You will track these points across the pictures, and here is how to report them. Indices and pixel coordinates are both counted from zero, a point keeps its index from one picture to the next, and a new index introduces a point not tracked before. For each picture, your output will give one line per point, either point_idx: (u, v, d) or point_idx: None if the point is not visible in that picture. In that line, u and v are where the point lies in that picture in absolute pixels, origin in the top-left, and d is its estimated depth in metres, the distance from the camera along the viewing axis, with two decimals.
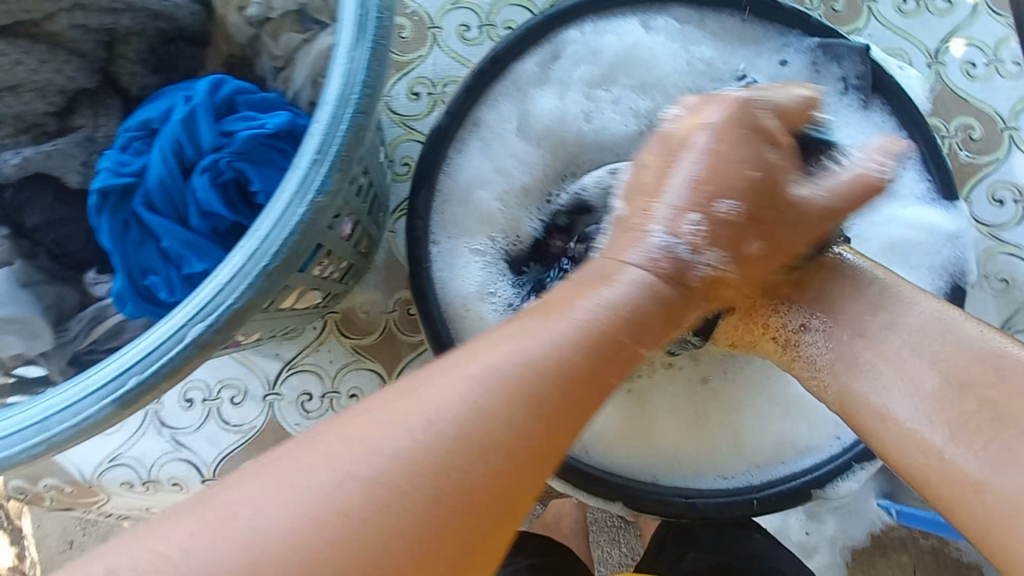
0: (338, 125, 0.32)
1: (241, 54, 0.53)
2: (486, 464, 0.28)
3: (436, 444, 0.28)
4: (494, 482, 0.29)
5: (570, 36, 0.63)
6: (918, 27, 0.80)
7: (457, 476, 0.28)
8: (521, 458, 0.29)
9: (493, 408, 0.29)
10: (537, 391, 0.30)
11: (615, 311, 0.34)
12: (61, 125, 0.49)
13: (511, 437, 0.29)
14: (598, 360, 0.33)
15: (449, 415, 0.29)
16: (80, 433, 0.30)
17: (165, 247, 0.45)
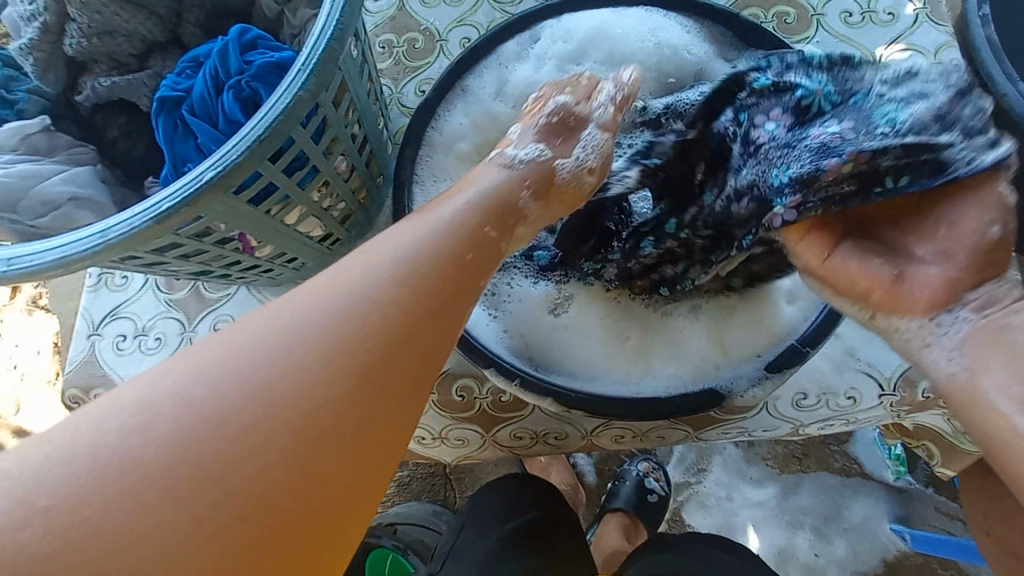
0: (312, 47, 0.45)
1: (270, 29, 0.59)
2: (266, 433, 0.35)
3: (246, 412, 0.35)
4: (312, 435, 0.36)
5: (546, 25, 0.77)
6: (861, 35, 0.91)
7: (331, 359, 0.38)
8: (387, 361, 0.40)
9: (334, 356, 0.39)
10: (382, 326, 0.41)
11: (425, 246, 0.46)
12: (140, 65, 0.56)
13: (305, 395, 0.37)
14: (451, 273, 0.46)
15: (258, 374, 0.37)
16: (128, 241, 0.43)
17: (200, 142, 0.51)
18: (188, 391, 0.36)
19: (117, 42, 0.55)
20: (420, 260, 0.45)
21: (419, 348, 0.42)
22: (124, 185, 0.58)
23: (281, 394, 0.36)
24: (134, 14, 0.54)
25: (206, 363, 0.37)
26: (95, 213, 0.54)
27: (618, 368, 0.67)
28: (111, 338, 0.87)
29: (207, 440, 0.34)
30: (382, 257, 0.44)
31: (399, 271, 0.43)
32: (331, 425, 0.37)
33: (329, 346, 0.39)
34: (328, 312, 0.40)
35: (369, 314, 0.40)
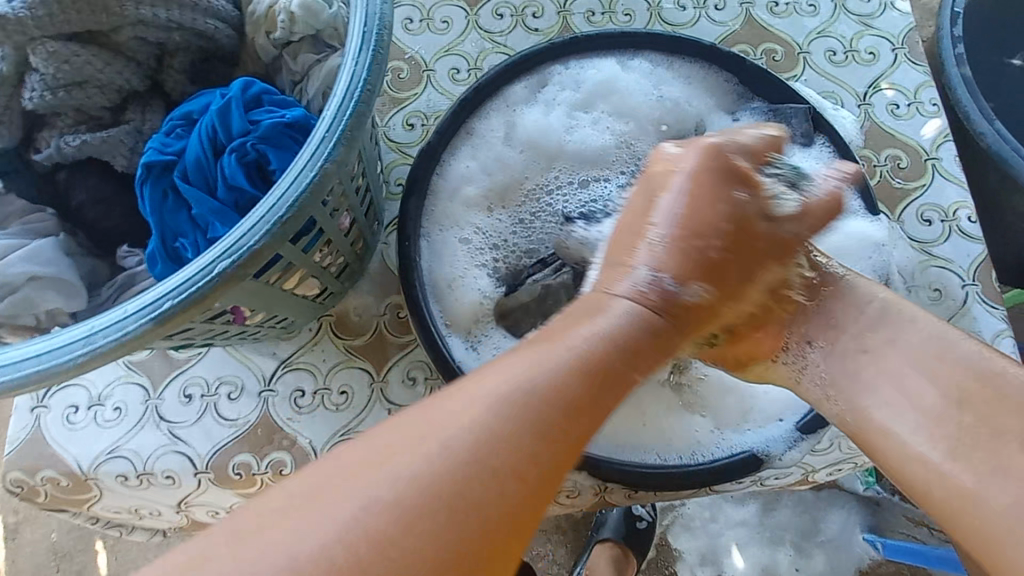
0: (334, 113, 0.41)
1: (265, 74, 0.53)
2: (427, 554, 0.31)
3: (404, 532, 0.31)
4: (454, 560, 0.31)
5: (555, 70, 0.74)
6: (847, 75, 0.92)
7: (441, 511, 0.32)
8: (543, 482, 0.35)
9: (495, 467, 0.34)
10: (537, 428, 0.36)
11: (569, 355, 0.39)
12: (115, 118, 0.49)
13: (477, 510, 0.32)
14: (595, 388, 0.39)
15: (411, 486, 0.32)
16: (121, 346, 0.36)
17: (195, 213, 0.44)
18: (342, 495, 0.32)
19: (86, 95, 0.46)
20: (545, 408, 0.36)
21: (533, 503, 0.34)
22: (91, 255, 0.50)
23: (393, 526, 0.31)
24: (109, 63, 0.46)
25: (302, 507, 0.31)
26: (59, 293, 0.46)
27: (634, 436, 0.62)
28: (60, 411, 0.76)
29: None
30: (516, 391, 0.36)
31: (532, 406, 0.36)
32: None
33: (450, 479, 0.33)
34: (471, 453, 0.34)
35: (513, 447, 0.34)
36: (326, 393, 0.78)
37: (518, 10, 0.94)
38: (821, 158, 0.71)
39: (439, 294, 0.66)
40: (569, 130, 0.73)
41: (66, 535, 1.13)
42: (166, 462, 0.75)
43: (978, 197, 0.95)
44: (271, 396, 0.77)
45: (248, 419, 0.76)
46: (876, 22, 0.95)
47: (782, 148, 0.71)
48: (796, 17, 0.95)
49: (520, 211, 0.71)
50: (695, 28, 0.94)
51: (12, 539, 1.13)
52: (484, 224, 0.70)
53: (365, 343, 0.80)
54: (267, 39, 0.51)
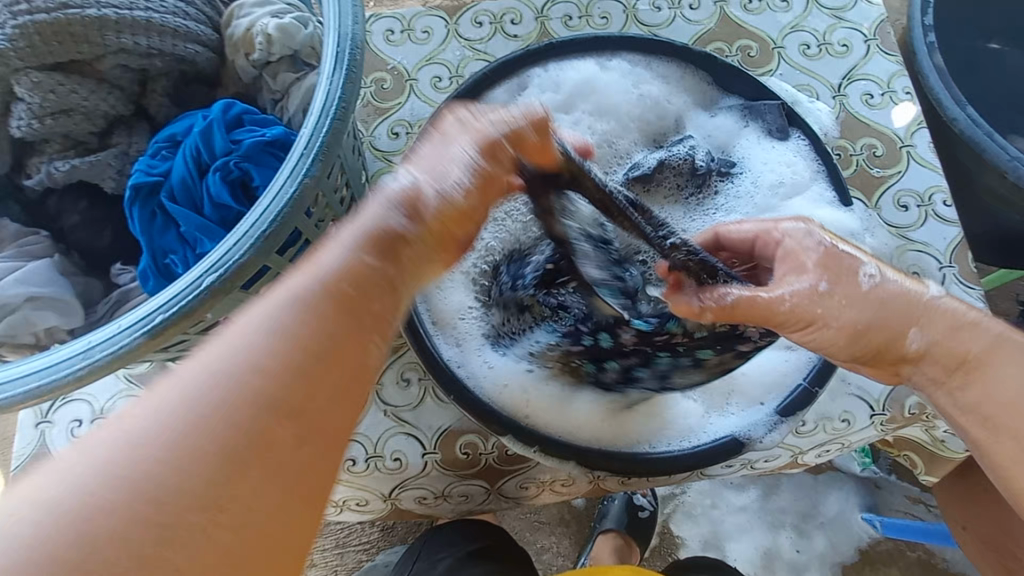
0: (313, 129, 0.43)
1: (246, 94, 0.55)
2: (179, 494, 0.33)
3: (162, 461, 0.33)
4: (235, 479, 0.34)
5: (533, 74, 0.75)
6: (821, 67, 0.94)
7: (256, 421, 0.35)
8: (276, 407, 0.36)
9: (204, 406, 0.34)
10: (246, 375, 0.36)
11: (316, 279, 0.40)
12: (101, 143, 0.51)
13: (207, 442, 0.34)
14: (321, 317, 0.39)
15: (159, 427, 0.33)
16: (114, 360, 0.38)
17: (183, 231, 0.46)
18: (133, 436, 0.33)
19: (73, 122, 0.48)
20: (302, 324, 0.38)
21: (297, 418, 0.37)
22: (86, 274, 0.52)
23: (248, 432, 0.35)
24: (94, 90, 0.48)
25: (104, 443, 0.33)
26: (55, 311, 0.48)
27: (620, 424, 0.63)
28: (64, 425, 0.78)
29: (152, 471, 0.33)
30: (277, 313, 0.38)
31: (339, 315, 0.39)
32: (249, 475, 0.35)
33: (254, 398, 0.35)
34: (229, 379, 0.35)
35: (244, 379, 0.36)
36: None
37: (496, 17, 0.96)
38: (798, 151, 0.74)
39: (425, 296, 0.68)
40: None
41: None
42: None
43: (955, 180, 0.97)
44: None
45: None
46: (848, 14, 0.97)
47: (757, 142, 0.74)
48: (770, 13, 0.97)
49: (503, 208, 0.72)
50: (670, 27, 0.96)
51: None
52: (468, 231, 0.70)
53: None
54: (246, 60, 0.53)
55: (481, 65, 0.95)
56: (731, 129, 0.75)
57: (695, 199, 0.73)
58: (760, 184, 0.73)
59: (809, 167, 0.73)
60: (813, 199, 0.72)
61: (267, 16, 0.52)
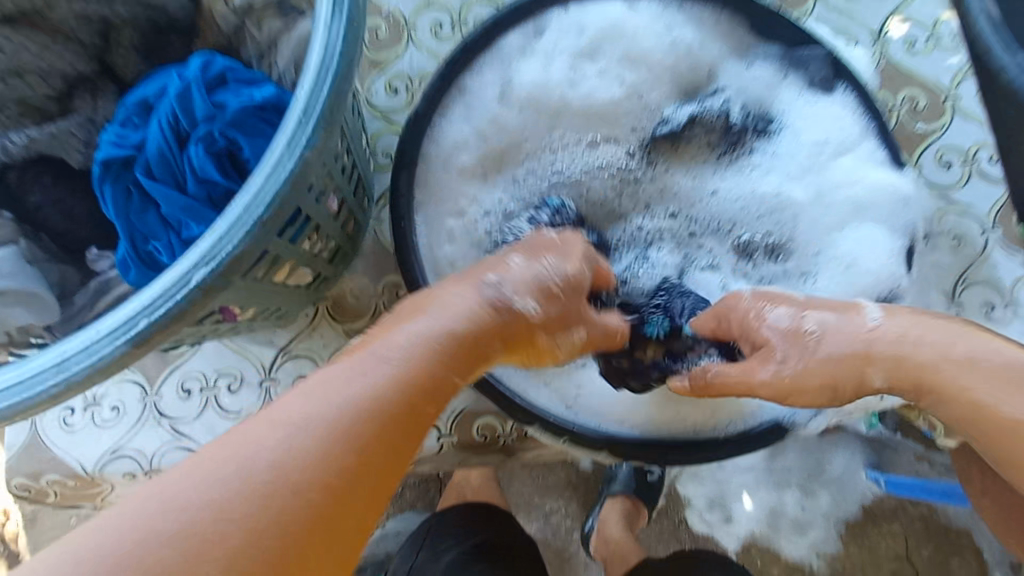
0: (314, 92, 0.36)
1: (228, 46, 0.47)
2: (268, 544, 0.29)
3: (256, 496, 0.30)
4: (313, 523, 0.31)
5: (554, 16, 0.67)
6: (861, 8, 0.86)
7: (360, 459, 0.33)
8: (375, 445, 0.34)
9: (303, 446, 0.32)
10: (351, 421, 0.34)
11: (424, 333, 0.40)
12: (62, 108, 0.45)
13: (303, 483, 0.31)
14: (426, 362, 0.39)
15: (254, 462, 0.31)
16: (97, 371, 0.33)
17: (165, 212, 0.40)
18: (216, 478, 0.30)
19: (28, 84, 0.43)
20: (394, 382, 0.37)
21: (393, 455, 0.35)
22: (60, 261, 0.46)
23: (328, 474, 0.32)
24: (48, 46, 0.42)
25: (170, 485, 0.30)
26: (26, 309, 0.43)
27: (669, 407, 0.60)
28: (55, 414, 0.74)
29: (248, 498, 0.30)
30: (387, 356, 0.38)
31: (434, 353, 0.40)
32: (338, 517, 0.32)
33: (358, 435, 0.34)
34: (335, 411, 0.34)
35: (341, 418, 0.33)
36: None
37: None
38: (844, 107, 0.65)
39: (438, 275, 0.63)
40: (570, 87, 0.67)
41: None
42: (172, 458, 0.73)
43: None
44: (272, 386, 0.75)
45: (252, 410, 0.74)
46: None
47: (797, 98, 0.67)
48: None
49: (518, 172, 0.67)
50: None
51: None
52: (484, 194, 0.67)
53: (365, 326, 0.77)
54: (227, 6, 0.45)
55: (486, 10, 0.85)
56: (769, 82, 0.67)
57: (727, 158, 0.67)
58: (800, 145, 0.66)
59: (859, 126, 0.64)
60: (865, 158, 0.64)
61: None
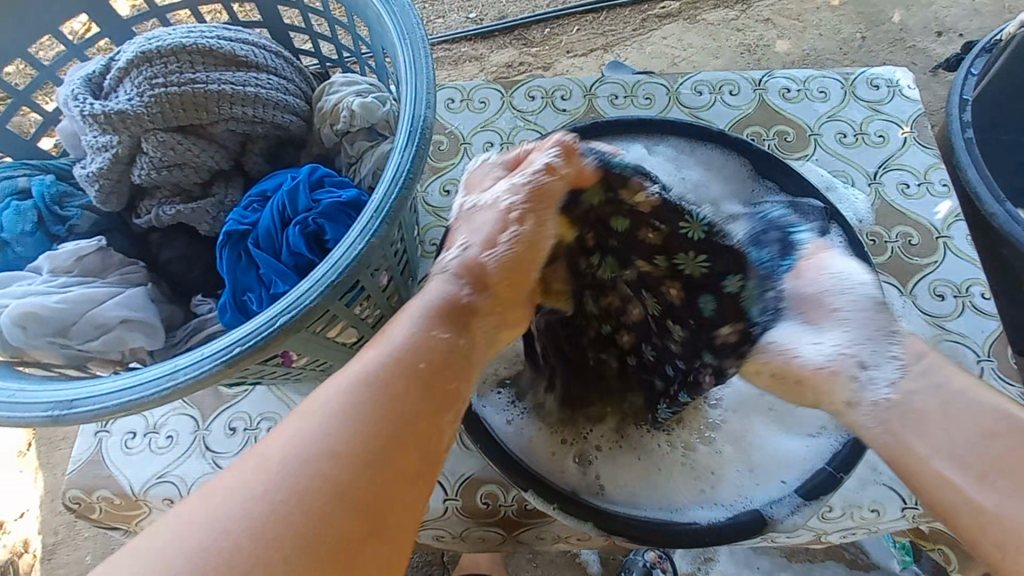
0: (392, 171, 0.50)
1: (327, 156, 0.62)
2: (331, 510, 0.40)
3: (283, 497, 0.39)
4: (348, 495, 0.41)
5: (588, 146, 0.83)
6: (857, 154, 0.97)
7: (365, 458, 0.42)
8: (380, 436, 0.44)
9: (318, 450, 0.42)
10: (373, 405, 0.45)
11: (398, 346, 0.48)
12: (202, 192, 0.58)
13: (333, 478, 0.41)
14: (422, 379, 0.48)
15: (299, 455, 0.41)
16: (196, 382, 0.43)
17: (262, 273, 0.53)
18: (263, 477, 0.40)
19: (184, 173, 0.55)
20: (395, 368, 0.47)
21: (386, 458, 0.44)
22: (170, 302, 0.59)
23: (353, 465, 0.42)
24: (206, 149, 0.55)
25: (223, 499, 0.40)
26: (142, 333, 0.55)
27: (650, 487, 0.65)
28: (120, 436, 0.85)
29: (309, 501, 0.40)
30: (337, 394, 0.44)
31: (380, 386, 0.46)
32: (372, 489, 0.42)
33: (372, 429, 0.44)
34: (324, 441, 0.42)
35: (357, 425, 0.43)
36: None
37: (548, 92, 1.05)
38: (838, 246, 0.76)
39: None
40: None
41: (99, 559, 1.23)
42: None
43: (999, 275, 0.97)
44: None
45: None
46: (885, 107, 1.02)
47: None
48: (807, 102, 1.02)
49: None
50: (711, 109, 1.01)
51: (48, 557, 1.24)
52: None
53: None
54: (330, 129, 0.61)
55: (530, 134, 1.03)
56: None
57: None
58: None
59: None
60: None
61: (353, 95, 0.60)
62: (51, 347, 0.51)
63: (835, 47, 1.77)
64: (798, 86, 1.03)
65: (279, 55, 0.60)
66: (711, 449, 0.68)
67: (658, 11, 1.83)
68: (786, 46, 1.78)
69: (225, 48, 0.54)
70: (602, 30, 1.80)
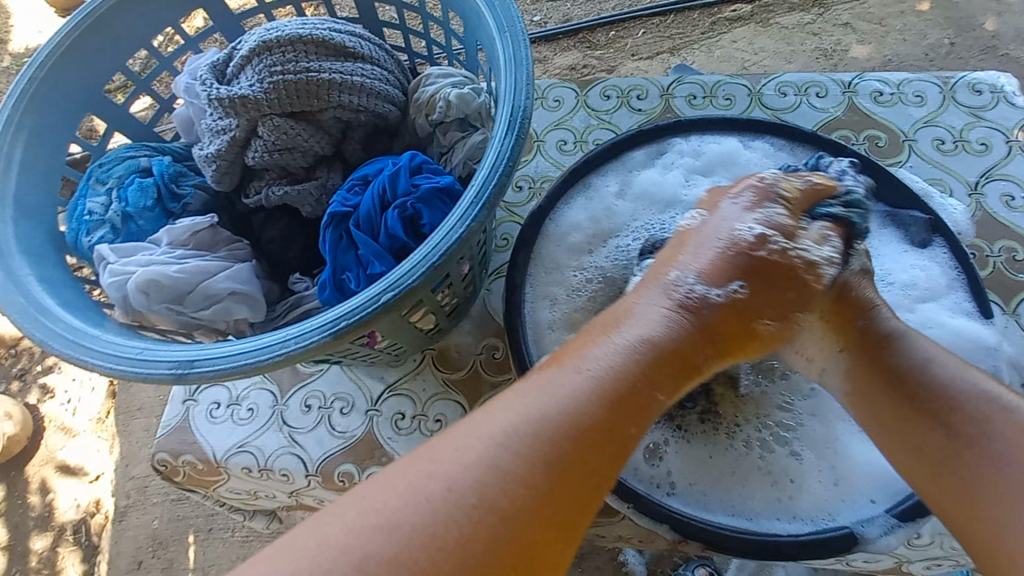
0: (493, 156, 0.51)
1: (420, 145, 0.65)
2: (523, 507, 0.40)
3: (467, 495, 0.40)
4: (554, 503, 0.41)
5: (674, 143, 0.82)
6: (956, 162, 0.92)
7: (556, 467, 0.42)
8: (599, 451, 0.45)
9: (527, 453, 0.42)
10: (578, 420, 0.45)
11: (639, 345, 0.50)
12: (306, 175, 0.61)
13: (545, 480, 0.42)
14: (625, 383, 0.48)
15: (476, 460, 0.42)
16: (305, 352, 0.46)
17: (361, 253, 0.55)
18: (414, 483, 0.41)
19: (293, 157, 0.58)
20: (614, 387, 0.47)
21: (606, 459, 0.45)
22: (270, 279, 0.62)
23: (529, 466, 0.42)
24: (314, 134, 0.58)
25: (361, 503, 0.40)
26: (247, 306, 0.58)
27: (727, 493, 0.63)
28: (205, 405, 0.90)
29: (470, 506, 0.39)
30: (528, 403, 0.45)
31: (558, 413, 0.45)
32: (563, 499, 0.42)
33: (579, 439, 0.44)
34: (484, 453, 0.42)
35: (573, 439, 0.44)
36: (423, 418, 0.86)
37: (623, 92, 1.05)
38: (940, 260, 0.72)
39: (533, 327, 0.73)
40: (681, 194, 0.79)
41: (166, 524, 1.30)
42: (283, 462, 0.85)
43: None
44: (375, 415, 0.87)
45: (354, 434, 0.86)
46: (989, 113, 0.95)
47: (891, 247, 0.73)
48: (901, 106, 0.97)
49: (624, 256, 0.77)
50: (796, 111, 0.98)
51: (120, 520, 1.32)
52: (590, 268, 0.76)
53: (462, 378, 0.88)
54: (425, 119, 0.62)
55: (605, 133, 1.02)
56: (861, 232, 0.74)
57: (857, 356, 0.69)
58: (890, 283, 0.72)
59: (944, 278, 0.71)
60: (951, 308, 0.70)
61: (450, 86, 0.62)
62: (168, 313, 0.56)
63: (920, 53, 1.68)
64: (891, 89, 0.98)
65: (382, 47, 0.62)
66: (793, 456, 0.64)
67: (728, 14, 1.79)
68: (865, 52, 1.70)
69: (337, 39, 0.57)
70: (669, 33, 1.77)
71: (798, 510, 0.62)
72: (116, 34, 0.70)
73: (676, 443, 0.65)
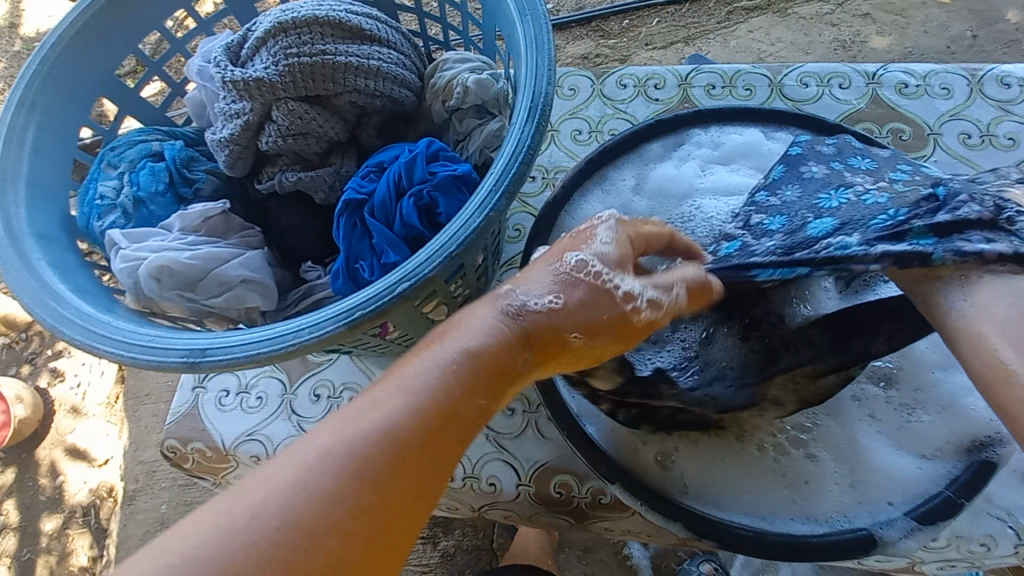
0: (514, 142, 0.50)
1: (436, 132, 0.63)
2: (319, 552, 0.37)
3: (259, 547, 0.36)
4: (359, 537, 0.38)
5: (694, 134, 0.80)
6: (983, 157, 0.89)
7: (356, 504, 0.38)
8: (422, 472, 0.41)
9: (328, 489, 0.38)
10: (393, 443, 0.41)
11: (466, 356, 0.46)
12: (320, 161, 0.60)
13: (343, 514, 0.38)
14: (446, 401, 0.44)
15: (271, 502, 0.37)
16: (317, 342, 0.45)
17: (376, 242, 0.54)
18: (206, 520, 0.37)
19: (307, 143, 0.57)
20: (433, 406, 0.43)
21: (425, 482, 0.41)
22: (282, 267, 0.61)
23: (337, 502, 0.38)
24: (328, 119, 0.57)
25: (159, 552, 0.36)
26: (259, 294, 0.57)
27: (742, 493, 0.62)
28: (215, 393, 0.90)
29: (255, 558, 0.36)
30: (343, 430, 0.41)
31: (373, 438, 0.40)
32: (372, 536, 0.38)
33: (384, 464, 0.40)
34: (257, 497, 0.37)
35: (381, 467, 0.40)
36: None
37: (640, 81, 1.02)
38: None
39: None
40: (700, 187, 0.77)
41: (175, 508, 1.31)
42: None
43: None
44: None
45: None
46: (1018, 107, 0.93)
47: None
48: (927, 99, 0.94)
49: None
50: (817, 103, 0.95)
51: (128, 503, 1.32)
52: None
53: None
54: (442, 105, 0.61)
55: (620, 123, 1.00)
56: None
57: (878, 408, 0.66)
58: None
59: None
60: None
61: (467, 72, 0.60)
62: (180, 300, 0.55)
63: (942, 46, 1.63)
64: (917, 81, 0.96)
65: (398, 30, 0.61)
66: (810, 458, 0.63)
67: (744, 3, 1.75)
68: (885, 43, 1.65)
69: (353, 22, 0.56)
70: (684, 22, 1.74)
71: (814, 511, 0.60)
72: (129, 16, 0.69)
73: (690, 445, 0.65)
